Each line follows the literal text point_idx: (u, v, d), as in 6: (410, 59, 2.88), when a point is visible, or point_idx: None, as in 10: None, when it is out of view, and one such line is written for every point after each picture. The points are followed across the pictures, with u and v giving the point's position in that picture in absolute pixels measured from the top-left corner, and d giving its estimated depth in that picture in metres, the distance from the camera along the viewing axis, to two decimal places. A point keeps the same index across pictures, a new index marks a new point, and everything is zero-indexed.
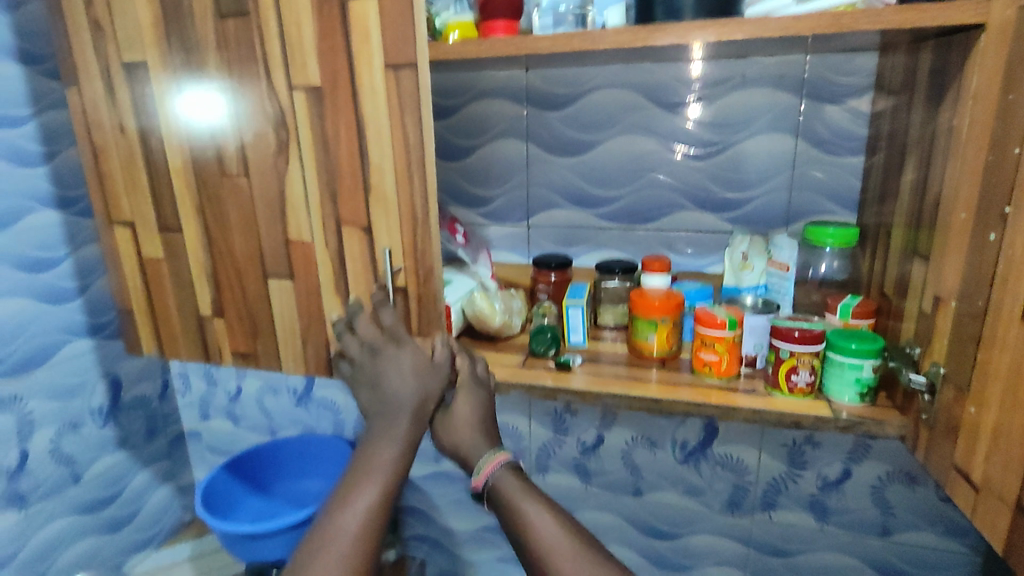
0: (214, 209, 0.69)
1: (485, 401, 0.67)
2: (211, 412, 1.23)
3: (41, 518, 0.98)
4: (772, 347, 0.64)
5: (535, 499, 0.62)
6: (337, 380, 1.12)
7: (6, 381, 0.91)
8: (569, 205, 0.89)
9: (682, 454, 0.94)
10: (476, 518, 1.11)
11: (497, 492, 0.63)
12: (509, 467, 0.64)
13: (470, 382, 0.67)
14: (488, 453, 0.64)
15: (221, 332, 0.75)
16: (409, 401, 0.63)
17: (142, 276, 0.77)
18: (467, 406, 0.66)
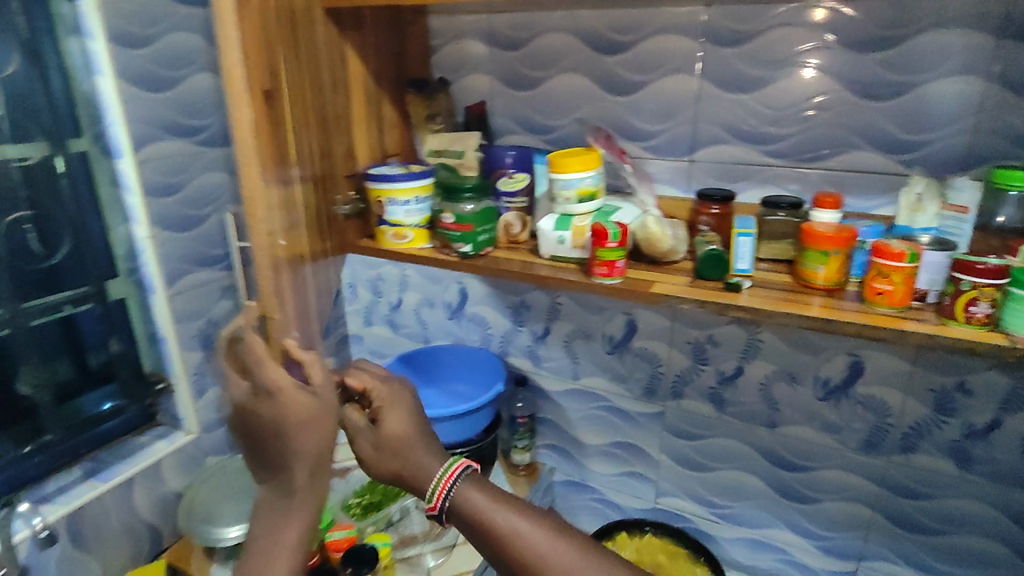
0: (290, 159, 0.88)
1: (411, 403, 0.77)
2: (373, 319, 1.38)
3: None
4: (952, 280, 0.67)
5: (502, 506, 0.68)
6: (489, 298, 1.23)
7: (229, 273, 1.10)
8: (736, 141, 0.92)
9: (822, 392, 0.98)
10: (608, 433, 1.21)
11: (462, 505, 0.69)
12: (467, 477, 0.70)
13: (391, 397, 0.77)
14: (436, 471, 0.70)
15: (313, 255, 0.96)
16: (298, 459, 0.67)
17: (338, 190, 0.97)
18: (395, 413, 0.75)
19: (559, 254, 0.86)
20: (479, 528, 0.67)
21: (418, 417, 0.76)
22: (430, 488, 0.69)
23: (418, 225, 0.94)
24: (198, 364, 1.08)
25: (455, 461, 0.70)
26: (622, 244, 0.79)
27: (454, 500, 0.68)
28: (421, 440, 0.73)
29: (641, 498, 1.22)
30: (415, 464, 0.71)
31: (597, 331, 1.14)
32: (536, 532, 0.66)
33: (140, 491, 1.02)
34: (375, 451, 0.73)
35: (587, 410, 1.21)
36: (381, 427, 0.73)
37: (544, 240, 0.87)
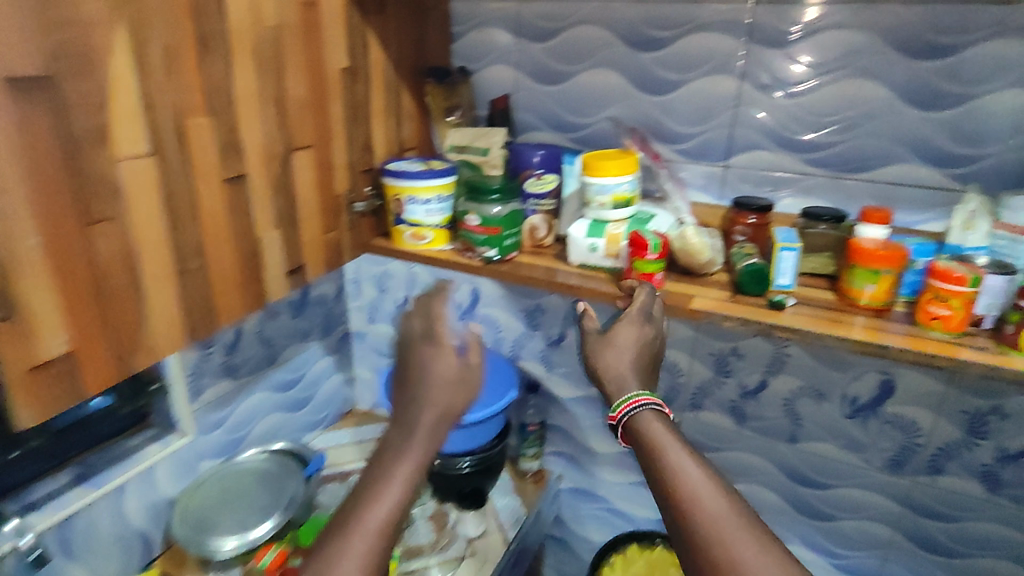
0: (203, 171, 0.68)
1: (648, 336, 0.70)
2: (377, 316, 1.32)
3: (246, 389, 1.14)
4: (1015, 307, 0.64)
5: (681, 449, 0.58)
6: (500, 300, 1.18)
7: None
8: (774, 148, 0.87)
9: (849, 409, 0.95)
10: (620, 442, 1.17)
11: (641, 433, 0.61)
12: (654, 410, 0.62)
13: (637, 316, 0.71)
14: (632, 390, 0.64)
15: (264, 272, 0.80)
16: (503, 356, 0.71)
17: (297, 190, 0.81)
18: (628, 332, 0.69)
19: (590, 263, 0.82)
20: (650, 460, 0.59)
21: (647, 349, 0.69)
22: (615, 400, 0.64)
23: (439, 226, 0.89)
24: (194, 364, 1.03)
25: (645, 395, 0.63)
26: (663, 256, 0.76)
27: (635, 422, 0.61)
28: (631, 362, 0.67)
29: (652, 511, 1.19)
30: None
31: None
32: (704, 487, 0.55)
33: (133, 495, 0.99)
34: None
35: (599, 419, 1.17)
36: (612, 338, 0.69)
37: (574, 246, 0.83)
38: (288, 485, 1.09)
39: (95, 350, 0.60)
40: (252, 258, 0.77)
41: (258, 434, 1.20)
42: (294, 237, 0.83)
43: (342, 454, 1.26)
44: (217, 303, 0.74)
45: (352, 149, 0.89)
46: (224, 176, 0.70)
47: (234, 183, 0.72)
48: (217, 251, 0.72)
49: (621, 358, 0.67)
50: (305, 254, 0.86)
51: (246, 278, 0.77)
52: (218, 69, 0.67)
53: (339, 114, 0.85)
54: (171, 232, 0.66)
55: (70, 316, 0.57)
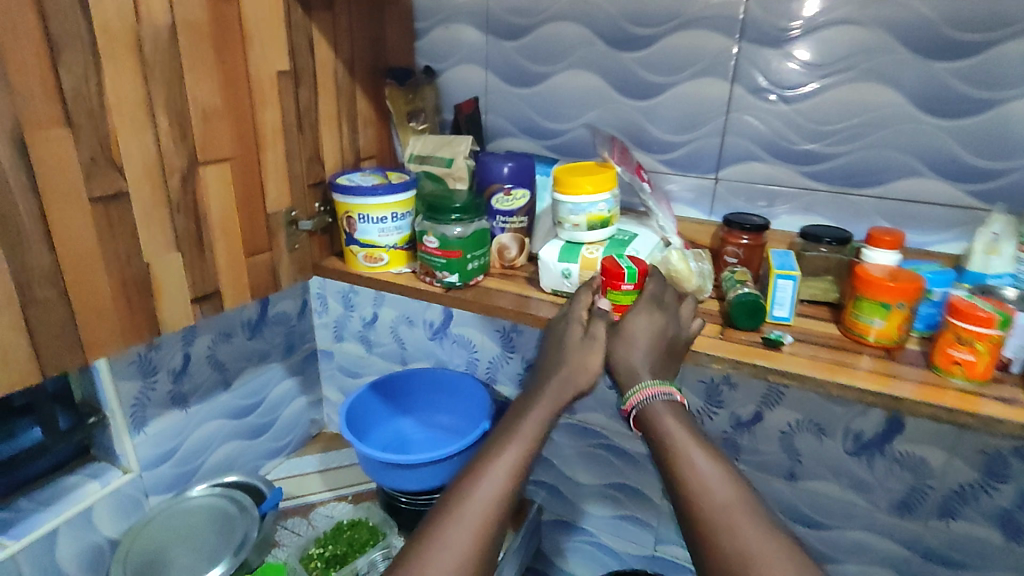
0: (64, 194, 0.60)
1: (665, 327, 0.64)
2: (344, 334, 1.23)
3: (198, 418, 1.05)
4: None
5: (693, 438, 0.55)
6: (474, 320, 1.09)
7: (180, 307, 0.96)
8: (770, 159, 0.78)
9: (853, 445, 0.86)
10: (604, 473, 1.08)
11: (652, 423, 0.58)
12: (665, 400, 0.59)
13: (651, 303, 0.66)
14: (643, 380, 0.61)
15: (161, 302, 0.72)
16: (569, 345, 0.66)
17: (202, 210, 0.74)
18: (642, 323, 0.64)
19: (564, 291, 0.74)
20: (658, 454, 0.56)
21: (665, 341, 0.64)
22: (626, 392, 0.61)
23: (395, 246, 0.82)
24: (135, 395, 0.94)
25: (661, 384, 0.59)
26: (642, 287, 0.68)
27: (646, 413, 0.58)
28: (643, 356, 0.62)
29: (640, 547, 1.10)
30: None
31: None
32: (715, 477, 0.53)
33: (66, 542, 0.89)
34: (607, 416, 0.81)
35: (582, 447, 1.08)
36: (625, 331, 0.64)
37: (546, 272, 0.74)
38: (239, 524, 1.00)
39: None
40: (142, 284, 0.70)
41: (213, 464, 1.11)
42: (200, 259, 0.75)
43: (306, 483, 1.18)
44: (93, 340, 0.66)
45: (292, 162, 0.83)
46: (92, 194, 0.63)
47: (109, 202, 0.64)
48: (91, 280, 0.64)
49: (635, 350, 0.63)
50: (220, 279, 0.79)
51: (130, 307, 0.69)
52: (78, 75, 0.59)
53: (273, 124, 0.79)
54: (19, 261, 0.58)
55: None
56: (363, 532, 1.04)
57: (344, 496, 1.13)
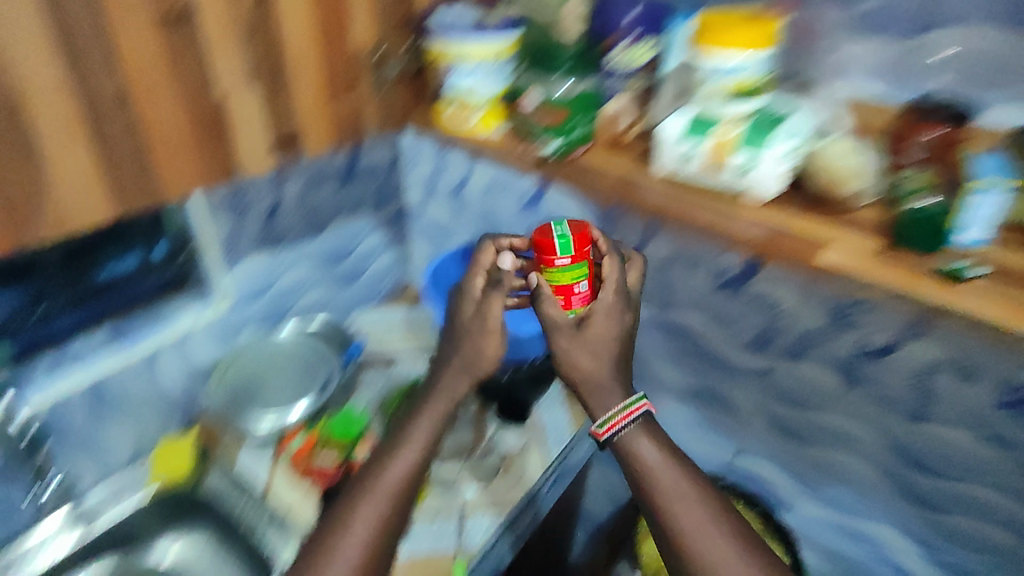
0: (139, 19, 0.68)
1: (625, 330, 0.79)
2: (435, 192, 1.15)
3: (288, 262, 1.05)
4: None
5: (661, 459, 0.70)
6: (574, 199, 0.94)
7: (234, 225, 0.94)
8: (1006, 25, 0.65)
9: (1004, 399, 0.71)
10: (694, 376, 1.00)
11: (629, 451, 0.72)
12: (639, 423, 0.73)
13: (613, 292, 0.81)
14: (618, 405, 0.74)
15: (238, 142, 0.84)
16: (470, 316, 0.85)
17: (265, 43, 0.82)
18: (606, 325, 0.79)
19: (683, 174, 0.72)
20: (637, 477, 0.70)
21: (623, 345, 0.79)
22: (605, 417, 0.73)
23: (492, 101, 0.82)
24: (225, 234, 0.93)
25: (636, 402, 0.73)
26: (579, 259, 0.78)
27: (624, 441, 0.72)
28: (610, 369, 0.76)
29: (718, 452, 1.06)
30: None
31: (707, 262, 0.87)
32: (692, 497, 0.67)
33: (165, 361, 0.95)
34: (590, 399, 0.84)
35: (674, 347, 1.00)
36: (584, 333, 0.78)
37: (667, 153, 0.72)
38: (320, 369, 1.02)
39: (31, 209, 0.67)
40: (211, 127, 0.80)
41: (303, 306, 1.13)
42: (282, 99, 0.87)
43: (390, 334, 1.18)
44: (173, 174, 0.78)
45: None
46: (157, 17, 0.69)
47: (172, 32, 0.71)
48: (170, 114, 0.75)
49: (601, 364, 0.77)
50: (295, 121, 0.91)
51: (205, 144, 0.80)
52: None
53: None
54: (110, 90, 0.68)
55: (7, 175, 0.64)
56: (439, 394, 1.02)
57: (425, 353, 1.14)
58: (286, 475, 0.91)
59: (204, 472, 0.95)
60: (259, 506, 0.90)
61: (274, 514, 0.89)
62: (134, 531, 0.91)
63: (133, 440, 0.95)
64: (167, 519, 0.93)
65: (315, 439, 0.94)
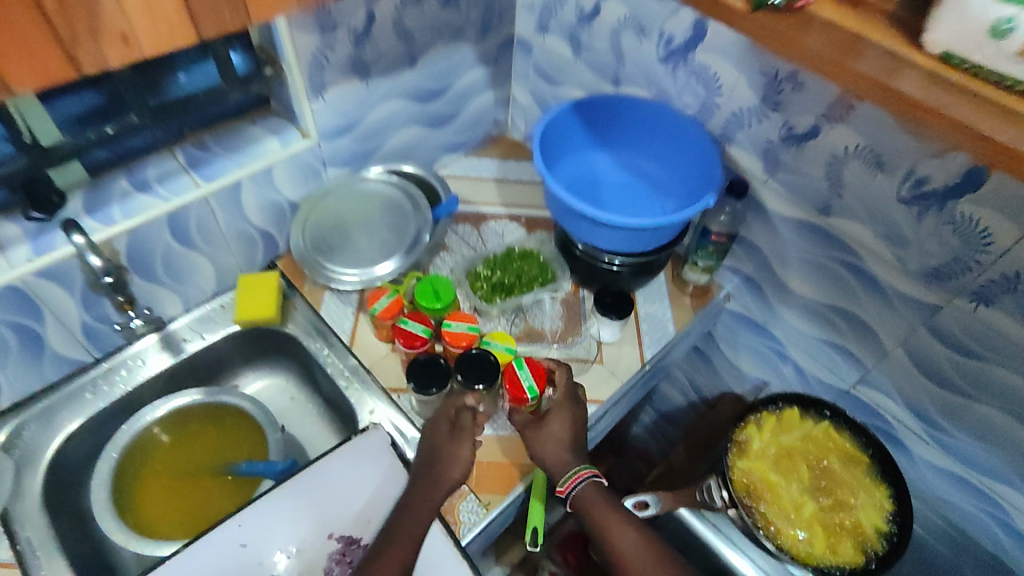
0: None
1: (578, 417, 0.76)
2: (552, 24, 0.95)
3: (378, 95, 0.91)
4: None
5: (615, 513, 0.71)
6: (739, 52, 0.75)
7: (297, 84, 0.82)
8: None
9: None
10: (832, 292, 0.85)
11: (584, 509, 0.71)
12: (593, 480, 0.72)
13: (565, 400, 0.77)
14: (571, 467, 0.72)
15: None
16: (446, 439, 0.73)
17: None
18: (558, 421, 0.75)
19: (974, 58, 0.45)
20: (591, 526, 0.71)
21: (580, 433, 0.75)
22: (561, 479, 0.71)
23: None
24: (313, 52, 0.79)
25: (585, 468, 0.72)
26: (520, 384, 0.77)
27: (579, 499, 0.72)
28: (569, 454, 0.73)
29: (832, 375, 0.94)
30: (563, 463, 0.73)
31: (901, 161, 0.69)
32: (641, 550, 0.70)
33: (248, 195, 0.85)
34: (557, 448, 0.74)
35: (816, 257, 0.84)
36: (540, 431, 0.74)
37: (960, 20, 0.44)
38: (406, 220, 0.93)
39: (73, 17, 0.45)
40: None
41: (390, 149, 1.00)
42: None
43: (481, 190, 1.06)
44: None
45: None
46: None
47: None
48: None
49: (561, 450, 0.73)
50: None
51: None
52: None
53: None
54: None
55: None
56: (533, 266, 0.93)
57: (518, 217, 1.02)
58: (369, 329, 0.89)
59: (288, 307, 0.92)
60: (343, 357, 0.87)
61: (357, 366, 0.86)
62: (220, 357, 0.91)
63: (214, 271, 0.90)
64: (251, 353, 0.93)
65: (402, 300, 0.85)
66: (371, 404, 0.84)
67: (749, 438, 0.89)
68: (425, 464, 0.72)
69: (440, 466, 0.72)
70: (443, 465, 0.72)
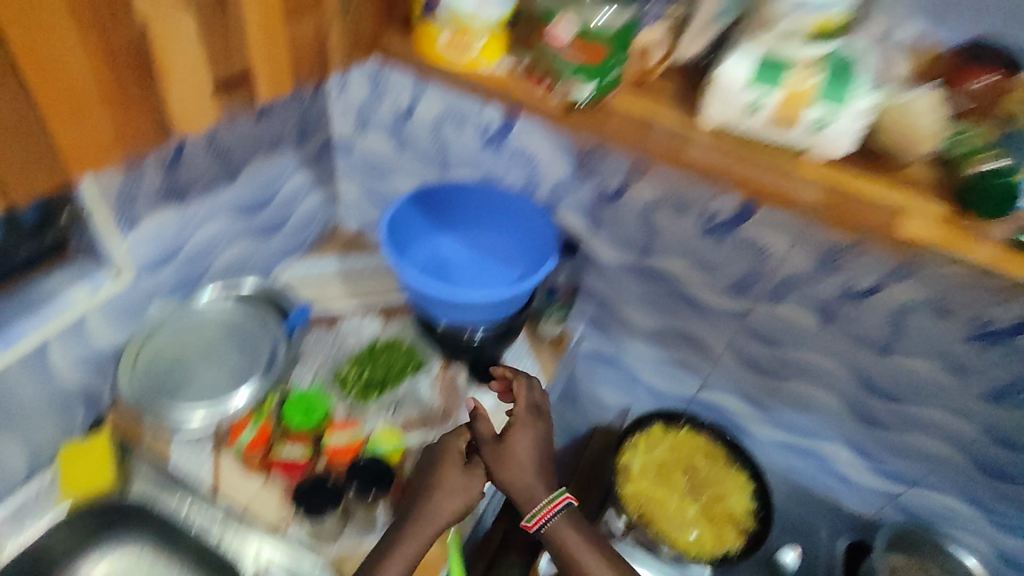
0: None
1: (540, 431, 0.82)
2: (370, 124, 0.99)
3: (199, 217, 0.86)
4: None
5: (585, 541, 0.76)
6: (551, 133, 0.85)
7: (107, 236, 0.75)
8: None
9: (976, 332, 0.76)
10: (665, 318, 0.98)
11: (555, 540, 0.76)
12: (564, 512, 0.76)
13: (528, 416, 0.82)
14: (543, 497, 0.76)
15: (214, 70, 0.56)
16: (455, 470, 0.76)
17: None
18: (523, 435, 0.80)
19: (744, 126, 0.54)
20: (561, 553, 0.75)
21: (541, 446, 0.81)
22: (533, 511, 0.76)
23: (497, 26, 0.60)
24: (121, 187, 0.73)
25: (560, 495, 0.77)
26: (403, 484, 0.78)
27: (552, 531, 0.75)
28: (535, 470, 0.78)
29: (681, 388, 1.06)
30: (528, 486, 0.77)
31: (697, 205, 0.83)
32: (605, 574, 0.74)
33: (57, 354, 0.75)
34: (531, 472, 0.78)
35: (650, 292, 0.96)
36: (507, 446, 0.78)
37: (724, 102, 0.52)
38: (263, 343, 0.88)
39: (90, 112, 0.50)
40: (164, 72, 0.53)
41: (219, 269, 0.94)
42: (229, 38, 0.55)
43: (328, 288, 1.04)
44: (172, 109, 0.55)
45: None
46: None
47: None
48: (175, 33, 0.51)
49: (528, 472, 0.77)
50: (253, 61, 0.59)
51: (208, 77, 0.56)
52: None
53: None
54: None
55: (57, 76, 0.46)
56: (399, 354, 0.93)
57: (373, 309, 1.01)
58: (235, 468, 0.79)
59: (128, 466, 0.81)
60: (208, 509, 0.79)
61: (228, 513, 0.78)
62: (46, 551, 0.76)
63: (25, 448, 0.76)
64: None
65: (268, 428, 0.82)
66: (254, 550, 0.76)
67: (629, 462, 0.97)
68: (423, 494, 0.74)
69: (435, 496, 0.74)
70: (439, 493, 0.74)
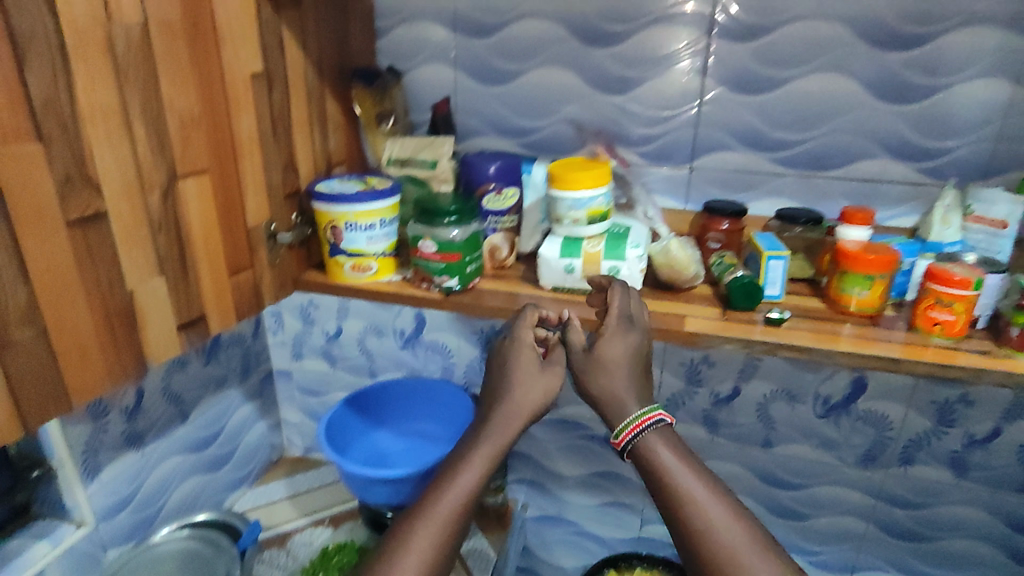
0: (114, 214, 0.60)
1: (635, 340, 0.67)
2: (304, 351, 1.17)
3: (156, 457, 0.95)
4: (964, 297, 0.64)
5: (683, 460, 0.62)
6: (453, 325, 1.06)
7: (71, 488, 0.84)
8: (740, 147, 0.82)
9: (822, 408, 0.94)
10: (589, 463, 1.10)
11: (647, 455, 0.63)
12: (657, 428, 0.64)
13: (620, 323, 0.68)
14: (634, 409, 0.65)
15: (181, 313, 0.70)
16: (534, 369, 0.70)
17: (195, 233, 0.70)
18: (616, 346, 0.67)
19: (567, 285, 0.76)
20: (655, 484, 0.62)
21: (638, 359, 0.68)
22: (619, 425, 0.64)
23: (384, 254, 0.81)
24: (87, 440, 0.84)
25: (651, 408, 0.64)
26: None
27: (641, 447, 0.63)
28: (626, 379, 0.66)
29: (625, 529, 1.14)
30: (615, 393, 0.66)
31: None
32: (709, 502, 0.60)
33: None
34: (620, 371, 0.67)
35: (569, 441, 1.09)
36: (596, 354, 0.67)
37: (548, 268, 0.75)
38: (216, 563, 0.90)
39: (87, 358, 0.60)
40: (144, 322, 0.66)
41: (172, 507, 1.01)
42: (190, 289, 0.71)
43: (278, 511, 1.09)
44: (150, 348, 0.67)
45: (270, 171, 0.79)
46: (68, 217, 0.56)
47: (85, 227, 0.58)
48: (151, 292, 0.66)
49: (618, 377, 0.66)
50: (206, 305, 0.74)
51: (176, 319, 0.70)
52: (116, 145, 0.59)
53: (248, 132, 0.74)
54: (111, 265, 0.61)
55: (70, 327, 0.58)
56: (351, 554, 0.98)
57: (322, 519, 1.06)
58: None
59: None
60: None
61: None
62: None
63: None
64: None
65: None
66: None
67: None
68: (506, 383, 0.70)
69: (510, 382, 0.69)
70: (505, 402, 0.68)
